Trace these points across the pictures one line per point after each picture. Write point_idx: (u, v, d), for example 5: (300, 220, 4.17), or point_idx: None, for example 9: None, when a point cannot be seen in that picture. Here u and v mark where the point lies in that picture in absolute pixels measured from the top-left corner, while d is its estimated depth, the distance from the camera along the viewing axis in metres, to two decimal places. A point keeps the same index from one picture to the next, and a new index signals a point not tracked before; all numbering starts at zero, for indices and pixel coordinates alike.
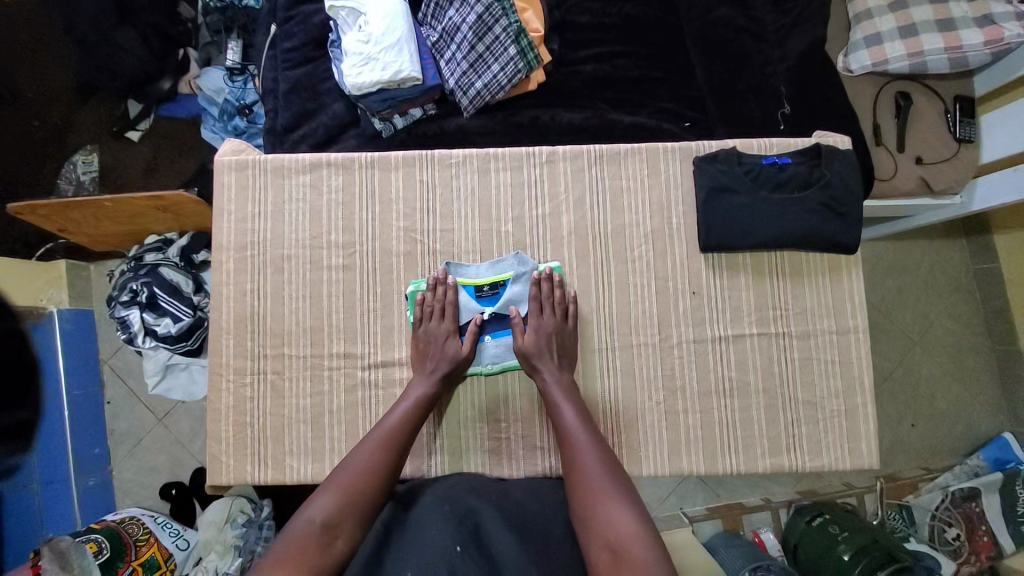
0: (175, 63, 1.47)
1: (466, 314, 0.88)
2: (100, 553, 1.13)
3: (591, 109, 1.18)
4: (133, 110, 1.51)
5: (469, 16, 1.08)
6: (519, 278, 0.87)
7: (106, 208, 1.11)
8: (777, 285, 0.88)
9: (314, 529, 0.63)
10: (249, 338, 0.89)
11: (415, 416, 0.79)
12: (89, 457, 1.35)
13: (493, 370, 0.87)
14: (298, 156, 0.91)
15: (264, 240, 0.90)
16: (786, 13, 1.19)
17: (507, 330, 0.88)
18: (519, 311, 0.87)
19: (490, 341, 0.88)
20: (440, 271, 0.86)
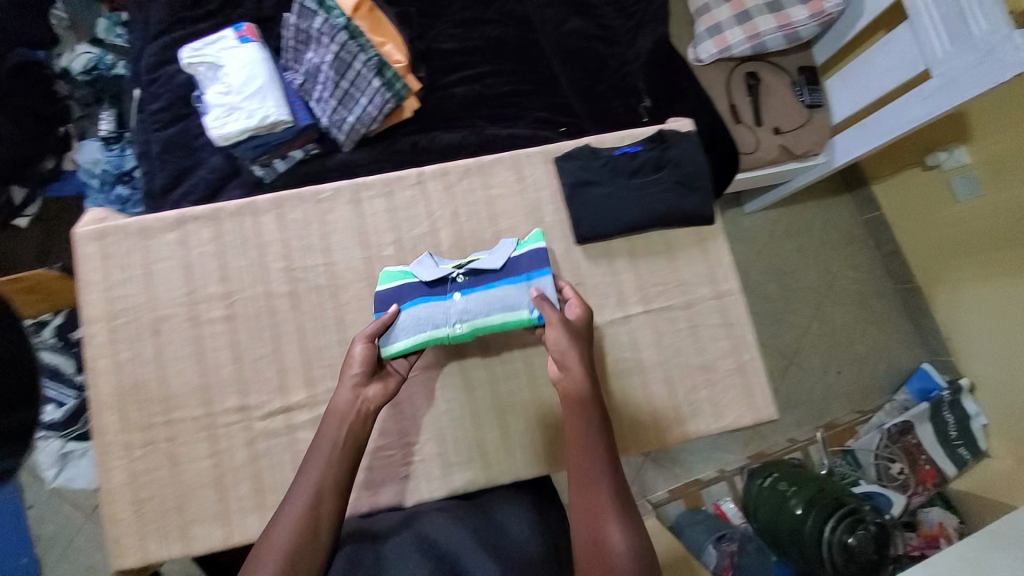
0: (55, 140, 1.46)
1: (435, 277, 0.83)
2: None
3: (469, 127, 1.24)
4: (17, 195, 1.46)
5: (326, 56, 1.10)
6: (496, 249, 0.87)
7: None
8: (653, 264, 0.93)
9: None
10: (135, 408, 0.85)
11: (332, 473, 0.68)
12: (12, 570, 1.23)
13: (462, 329, 0.80)
14: (162, 215, 0.90)
15: (134, 305, 0.87)
16: (630, 17, 1.32)
17: (479, 288, 0.83)
18: (495, 261, 0.84)
19: (459, 296, 0.82)
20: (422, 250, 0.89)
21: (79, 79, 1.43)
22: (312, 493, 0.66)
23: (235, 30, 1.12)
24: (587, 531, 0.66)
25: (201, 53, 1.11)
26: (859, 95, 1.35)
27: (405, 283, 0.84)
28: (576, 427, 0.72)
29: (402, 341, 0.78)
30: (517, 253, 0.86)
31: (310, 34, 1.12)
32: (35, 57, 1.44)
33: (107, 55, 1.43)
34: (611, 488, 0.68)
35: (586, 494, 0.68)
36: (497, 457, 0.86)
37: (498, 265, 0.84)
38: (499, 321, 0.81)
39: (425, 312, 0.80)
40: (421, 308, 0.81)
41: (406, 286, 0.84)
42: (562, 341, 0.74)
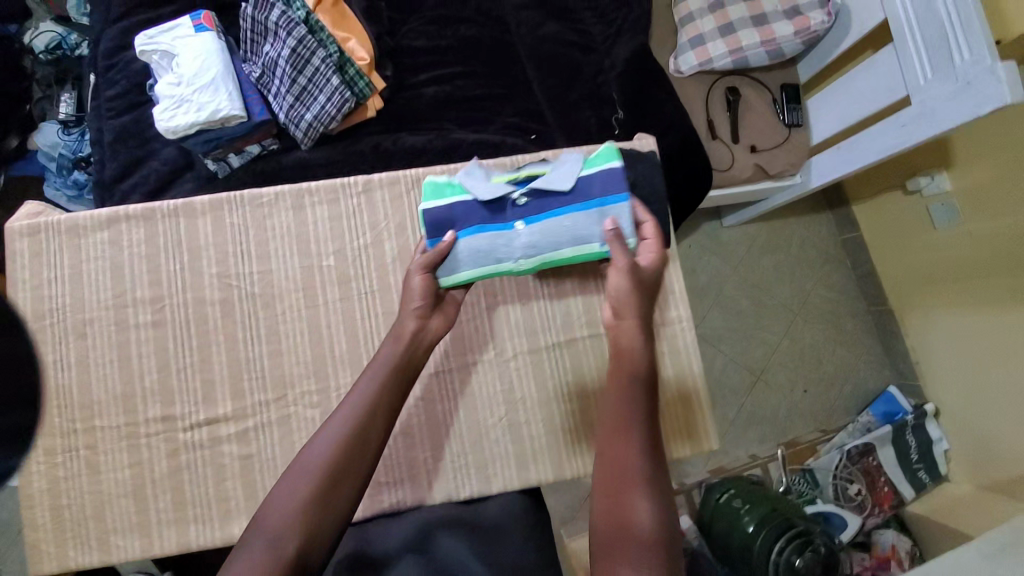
0: (20, 118, 1.41)
1: (492, 196, 0.81)
2: None
3: (435, 130, 1.20)
4: None
5: (283, 51, 1.06)
6: (557, 167, 0.83)
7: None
8: (602, 287, 0.90)
9: (265, 547, 0.59)
10: (57, 412, 0.82)
11: (384, 393, 0.69)
12: None
13: (526, 264, 0.80)
14: (93, 213, 0.86)
15: (63, 305, 0.84)
16: (611, 23, 1.27)
17: (543, 216, 0.80)
18: (562, 183, 0.80)
19: (521, 225, 0.79)
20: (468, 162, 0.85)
21: (41, 58, 1.38)
22: (364, 409, 0.67)
23: (190, 18, 1.07)
24: (613, 496, 0.60)
25: (155, 41, 1.07)
26: (838, 116, 1.30)
27: (458, 200, 0.81)
28: (620, 377, 0.67)
29: (468, 269, 0.78)
30: (586, 173, 0.82)
31: (267, 27, 1.08)
32: (6, 33, 1.41)
33: (71, 34, 1.38)
34: (643, 454, 0.62)
35: (615, 452, 0.62)
36: (428, 480, 0.83)
37: (564, 189, 0.80)
38: (564, 253, 0.80)
39: (486, 241, 0.79)
40: (482, 236, 0.79)
41: (461, 203, 0.81)
42: (623, 286, 0.71)
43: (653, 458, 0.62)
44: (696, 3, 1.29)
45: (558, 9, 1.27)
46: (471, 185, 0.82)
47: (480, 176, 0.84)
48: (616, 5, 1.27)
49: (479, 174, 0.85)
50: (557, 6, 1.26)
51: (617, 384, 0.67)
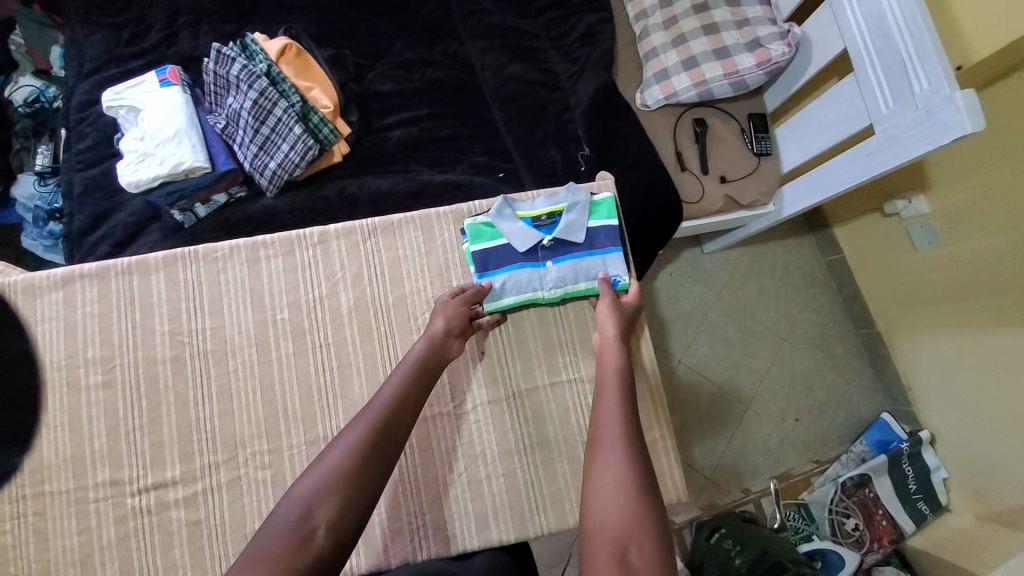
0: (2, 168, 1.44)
1: (526, 242, 0.88)
2: None
3: (402, 173, 1.19)
4: None
5: (245, 102, 1.08)
6: (574, 207, 0.91)
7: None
8: (563, 334, 0.90)
9: (291, 523, 0.58)
10: (3, 480, 0.79)
11: (411, 390, 0.74)
12: None
13: (556, 295, 0.89)
14: (48, 272, 0.85)
15: (11, 368, 0.83)
16: (575, 61, 1.28)
17: (567, 256, 0.90)
18: (579, 234, 0.89)
19: (552, 265, 0.89)
20: (499, 201, 0.88)
21: (19, 111, 1.40)
22: (390, 404, 0.72)
23: (156, 74, 1.09)
24: (605, 486, 0.67)
25: (121, 96, 1.08)
26: (805, 145, 1.28)
27: (498, 242, 0.89)
28: (607, 386, 0.78)
29: (508, 299, 0.88)
30: (594, 223, 0.93)
31: (228, 80, 1.10)
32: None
33: (49, 87, 1.42)
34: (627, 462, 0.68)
35: (605, 448, 0.70)
36: (384, 541, 0.80)
37: (580, 241, 0.90)
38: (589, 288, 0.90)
39: (523, 279, 0.89)
40: (519, 274, 0.89)
41: (497, 245, 0.88)
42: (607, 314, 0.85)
43: (641, 454, 0.70)
44: (659, 39, 1.31)
45: (522, 49, 1.27)
46: (504, 227, 0.89)
47: (511, 217, 0.89)
48: (580, 44, 1.28)
49: (509, 211, 0.90)
50: (521, 46, 1.27)
51: (603, 391, 0.77)
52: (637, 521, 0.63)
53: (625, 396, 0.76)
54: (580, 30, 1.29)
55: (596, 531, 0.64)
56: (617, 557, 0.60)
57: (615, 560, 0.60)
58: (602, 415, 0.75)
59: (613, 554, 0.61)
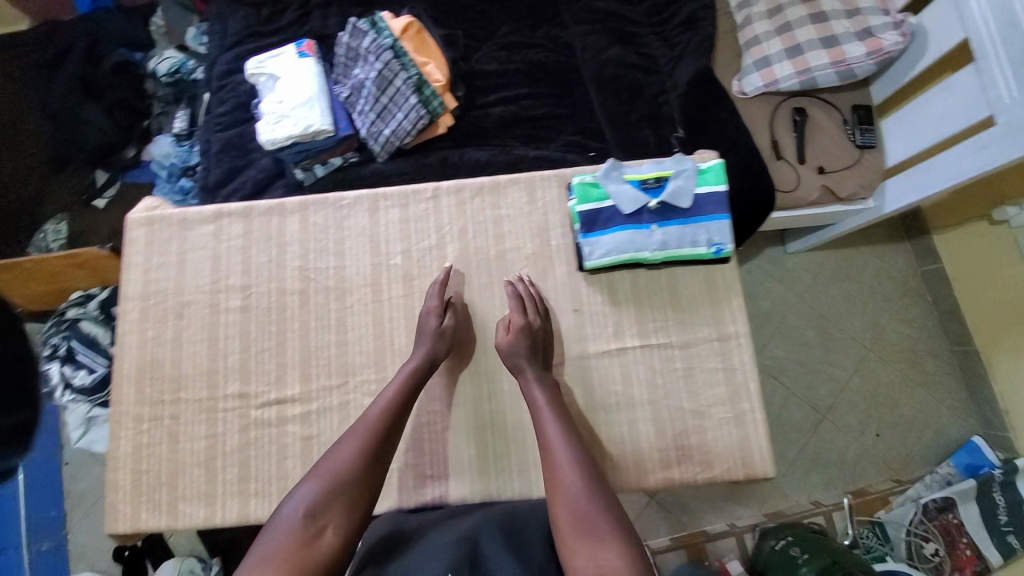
0: (140, 133, 1.66)
1: (632, 204, 0.85)
2: None
3: (501, 147, 1.26)
4: (100, 179, 1.69)
5: (371, 73, 1.18)
6: (681, 174, 0.87)
7: (23, 270, 1.03)
8: (657, 303, 0.89)
9: (299, 525, 0.65)
10: (149, 382, 0.91)
11: (407, 397, 0.79)
12: (44, 521, 1.46)
13: (658, 258, 0.85)
14: (201, 209, 0.98)
15: (165, 287, 0.95)
16: (675, 46, 1.29)
17: (674, 221, 0.86)
18: (684, 201, 0.84)
19: (657, 229, 0.85)
20: (608, 161, 0.87)
21: (163, 80, 1.60)
22: (394, 420, 0.76)
23: (294, 46, 1.21)
24: (562, 508, 0.67)
25: (263, 65, 1.21)
26: (915, 137, 1.22)
27: (603, 203, 0.86)
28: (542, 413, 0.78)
29: (601, 259, 0.86)
30: (701, 191, 0.87)
31: (358, 53, 1.20)
32: (132, 60, 1.66)
33: (189, 60, 1.60)
34: (586, 484, 0.68)
35: (554, 475, 0.70)
36: (471, 475, 0.86)
37: (686, 206, 0.85)
38: (694, 253, 0.85)
39: (626, 241, 0.85)
40: (619, 235, 0.86)
41: (601, 206, 0.86)
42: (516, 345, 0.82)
43: (586, 463, 0.71)
44: (762, 27, 1.30)
45: (624, 33, 1.29)
46: (610, 187, 0.87)
47: (617, 179, 0.87)
48: (680, 30, 1.29)
49: (615, 174, 0.88)
50: (623, 30, 1.29)
51: (541, 420, 0.77)
52: (604, 542, 0.63)
53: (560, 415, 0.77)
54: (682, 16, 1.30)
55: (569, 552, 0.63)
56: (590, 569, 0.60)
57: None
58: (544, 441, 0.75)
59: (585, 571, 0.60)
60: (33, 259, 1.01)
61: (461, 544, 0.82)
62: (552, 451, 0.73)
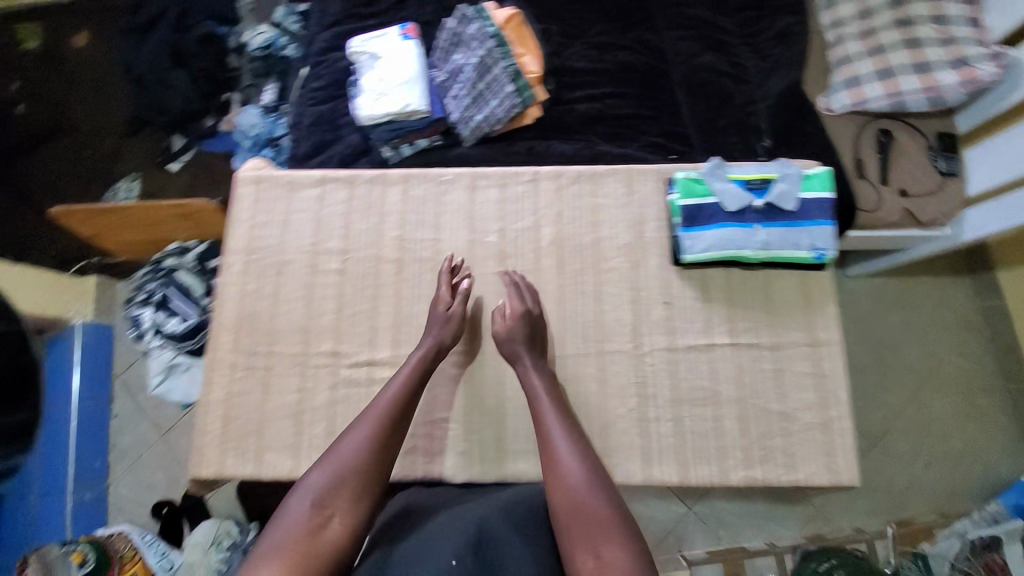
0: (218, 105, 1.71)
1: (736, 203, 0.86)
2: (84, 563, 1.32)
3: (584, 142, 1.28)
4: (176, 145, 1.74)
5: (472, 59, 1.23)
6: (786, 178, 0.88)
7: (128, 216, 1.05)
8: (750, 305, 0.89)
9: (307, 515, 0.68)
10: (247, 333, 0.94)
11: (414, 386, 0.82)
12: (89, 471, 1.52)
13: (760, 257, 0.86)
14: (308, 173, 1.03)
15: (269, 244, 0.99)
16: (766, 58, 1.31)
17: (778, 222, 0.87)
18: (791, 203, 0.86)
19: (761, 228, 0.86)
20: (713, 159, 0.89)
21: (254, 53, 1.67)
22: (400, 409, 0.79)
23: (398, 29, 1.27)
24: (561, 503, 0.71)
25: (366, 45, 1.27)
26: (1003, 168, 1.21)
27: (706, 200, 0.88)
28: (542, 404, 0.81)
29: (703, 253, 0.87)
30: (806, 196, 0.88)
31: (462, 38, 1.24)
32: (218, 34, 1.72)
33: (281, 37, 1.67)
34: (586, 479, 0.72)
35: (554, 471, 0.74)
36: None
37: (791, 208, 0.86)
38: (797, 255, 0.86)
39: (727, 237, 0.86)
40: (721, 232, 0.86)
41: (705, 202, 0.88)
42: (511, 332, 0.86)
43: (585, 460, 0.74)
44: (855, 47, 1.30)
45: (715, 41, 1.32)
46: (715, 185, 0.88)
47: (722, 178, 0.88)
48: (773, 43, 1.31)
49: (719, 172, 0.89)
50: (715, 38, 1.32)
51: (540, 414, 0.80)
52: (604, 539, 0.67)
53: (557, 406, 0.81)
54: (774, 31, 1.32)
55: (570, 544, 0.68)
56: (593, 561, 0.65)
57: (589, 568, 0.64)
58: (546, 438, 0.78)
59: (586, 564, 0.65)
60: (146, 205, 1.03)
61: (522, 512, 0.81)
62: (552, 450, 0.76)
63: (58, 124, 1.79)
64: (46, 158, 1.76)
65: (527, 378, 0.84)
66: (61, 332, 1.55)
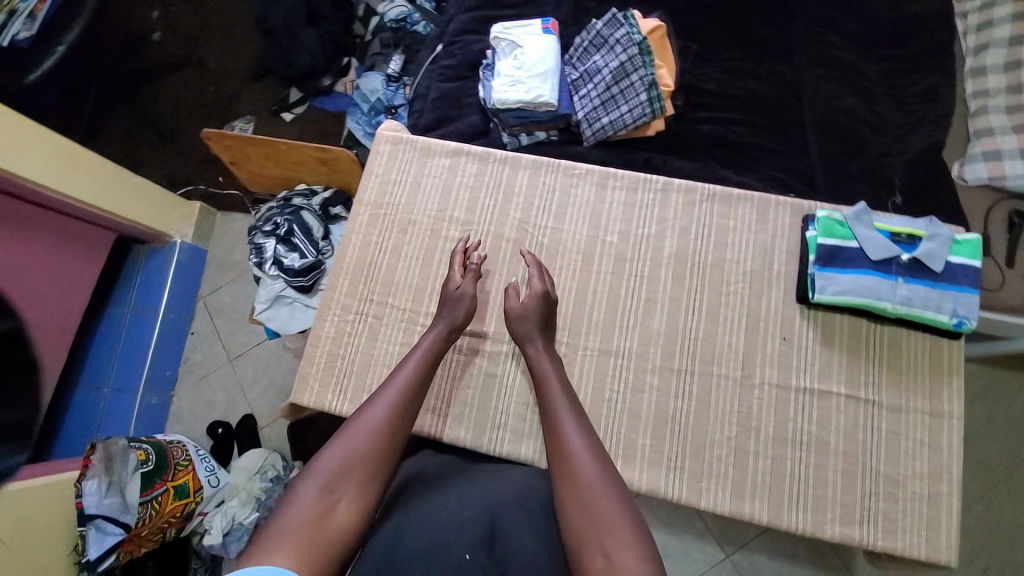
0: (338, 68, 1.77)
1: (881, 252, 0.85)
2: (146, 461, 1.28)
3: (702, 163, 1.27)
4: (293, 97, 1.79)
5: (612, 62, 1.24)
6: (934, 238, 0.86)
7: (276, 151, 1.19)
8: (872, 362, 0.89)
9: (314, 500, 0.64)
10: (366, 281, 0.99)
11: (429, 364, 0.82)
12: (160, 376, 1.59)
13: (896, 311, 0.85)
14: (444, 141, 1.06)
15: (398, 203, 1.03)
16: (909, 114, 1.27)
17: (921, 280, 0.85)
18: (940, 264, 0.84)
19: (905, 283, 0.85)
20: (862, 205, 0.88)
21: (387, 24, 1.68)
22: (413, 389, 0.78)
23: (541, 21, 1.28)
24: (572, 498, 0.67)
25: (508, 32, 1.28)
26: None
27: (849, 243, 0.87)
28: (555, 396, 0.81)
29: (837, 295, 0.86)
30: (954, 261, 0.85)
31: (607, 41, 1.26)
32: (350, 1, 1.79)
33: (415, 13, 1.68)
34: (598, 473, 0.69)
35: (563, 465, 0.71)
36: (641, 465, 0.88)
37: (936, 270, 0.85)
38: (937, 317, 0.84)
39: (866, 287, 0.85)
40: (857, 279, 0.86)
41: (847, 245, 0.87)
42: (530, 308, 0.89)
43: (595, 456, 0.71)
44: (999, 119, 1.21)
45: (856, 86, 1.28)
46: (861, 230, 0.87)
47: (869, 225, 0.87)
48: (918, 99, 1.27)
49: (866, 219, 0.88)
50: (857, 84, 1.28)
51: (553, 409, 0.78)
52: (617, 537, 0.62)
53: (569, 399, 0.80)
54: (923, 87, 1.27)
55: (578, 540, 0.63)
56: (602, 560, 0.60)
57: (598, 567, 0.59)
58: (557, 434, 0.75)
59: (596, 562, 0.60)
60: (295, 144, 1.16)
61: (542, 507, 0.73)
62: (563, 444, 0.74)
63: (188, 57, 1.90)
64: (172, 87, 1.87)
65: (538, 361, 0.85)
66: (161, 246, 1.64)
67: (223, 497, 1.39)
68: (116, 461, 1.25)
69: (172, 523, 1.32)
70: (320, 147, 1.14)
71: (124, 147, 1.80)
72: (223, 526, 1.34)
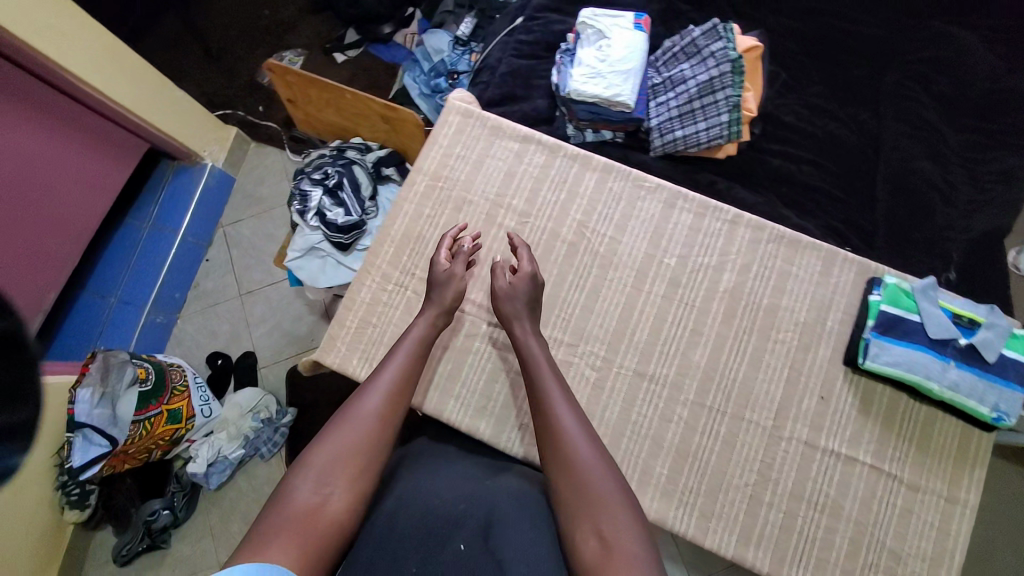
0: (402, 17, 1.69)
1: (940, 331, 0.83)
2: (145, 380, 1.25)
3: (764, 198, 1.23)
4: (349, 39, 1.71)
5: (701, 75, 1.19)
6: (992, 327, 0.83)
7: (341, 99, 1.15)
8: (903, 438, 0.88)
9: (306, 496, 0.62)
10: (412, 254, 0.96)
11: (420, 350, 0.80)
12: (167, 297, 1.57)
13: (942, 393, 0.83)
14: (516, 125, 1.02)
15: (458, 179, 1.00)
16: (983, 191, 1.22)
17: (970, 367, 0.83)
18: (993, 354, 0.81)
19: (957, 367, 0.82)
20: (933, 280, 0.85)
21: None
22: (405, 378, 0.76)
23: (633, 16, 1.22)
24: (563, 482, 0.67)
25: (597, 20, 1.22)
26: None
27: (909, 315, 0.85)
28: (543, 375, 0.79)
29: (885, 364, 0.84)
30: (1008, 353, 0.83)
31: (698, 51, 1.21)
32: None
33: None
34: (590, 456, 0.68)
35: (554, 447, 0.70)
36: (653, 493, 0.87)
37: (991, 359, 0.82)
38: (983, 409, 0.82)
39: (918, 362, 0.83)
40: (911, 353, 0.84)
41: (906, 317, 0.85)
42: (524, 289, 0.87)
43: (587, 439, 0.70)
44: None
45: (937, 151, 1.24)
46: (924, 305, 0.85)
47: (934, 300, 0.85)
48: (995, 178, 1.23)
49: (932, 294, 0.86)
50: (938, 149, 1.24)
51: (543, 391, 0.76)
52: (610, 520, 0.62)
53: (561, 382, 0.78)
54: (1002, 166, 1.23)
55: (571, 523, 0.63)
56: (596, 543, 0.60)
57: (590, 546, 0.59)
58: (545, 418, 0.74)
59: (587, 541, 0.60)
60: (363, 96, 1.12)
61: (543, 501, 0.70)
62: (553, 427, 0.72)
63: None
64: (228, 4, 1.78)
65: (526, 341, 0.83)
66: (190, 164, 1.58)
67: (212, 429, 1.39)
68: (112, 373, 1.20)
69: (160, 445, 1.31)
70: (387, 103, 1.10)
71: (170, 59, 1.73)
72: (209, 456, 1.36)
